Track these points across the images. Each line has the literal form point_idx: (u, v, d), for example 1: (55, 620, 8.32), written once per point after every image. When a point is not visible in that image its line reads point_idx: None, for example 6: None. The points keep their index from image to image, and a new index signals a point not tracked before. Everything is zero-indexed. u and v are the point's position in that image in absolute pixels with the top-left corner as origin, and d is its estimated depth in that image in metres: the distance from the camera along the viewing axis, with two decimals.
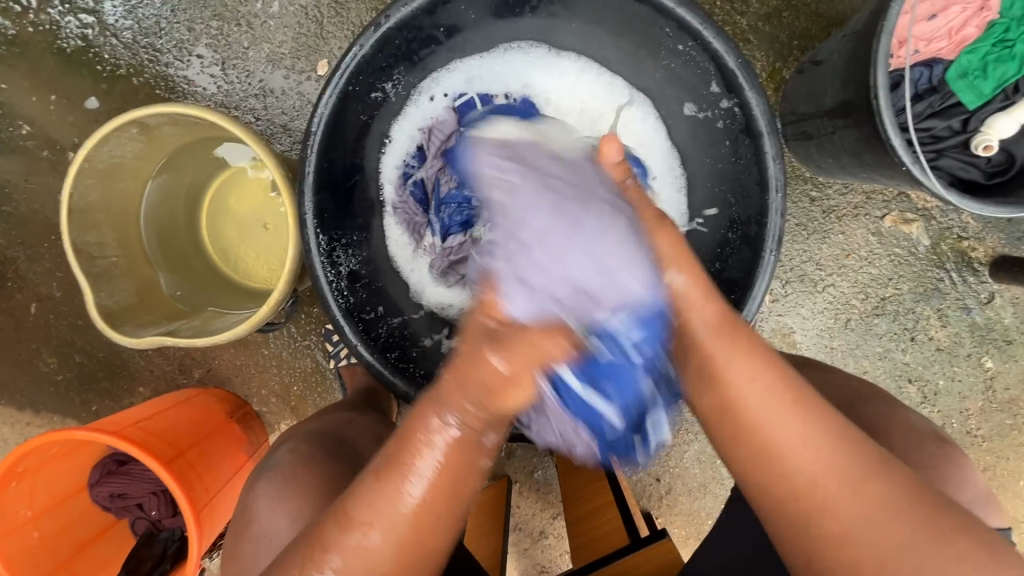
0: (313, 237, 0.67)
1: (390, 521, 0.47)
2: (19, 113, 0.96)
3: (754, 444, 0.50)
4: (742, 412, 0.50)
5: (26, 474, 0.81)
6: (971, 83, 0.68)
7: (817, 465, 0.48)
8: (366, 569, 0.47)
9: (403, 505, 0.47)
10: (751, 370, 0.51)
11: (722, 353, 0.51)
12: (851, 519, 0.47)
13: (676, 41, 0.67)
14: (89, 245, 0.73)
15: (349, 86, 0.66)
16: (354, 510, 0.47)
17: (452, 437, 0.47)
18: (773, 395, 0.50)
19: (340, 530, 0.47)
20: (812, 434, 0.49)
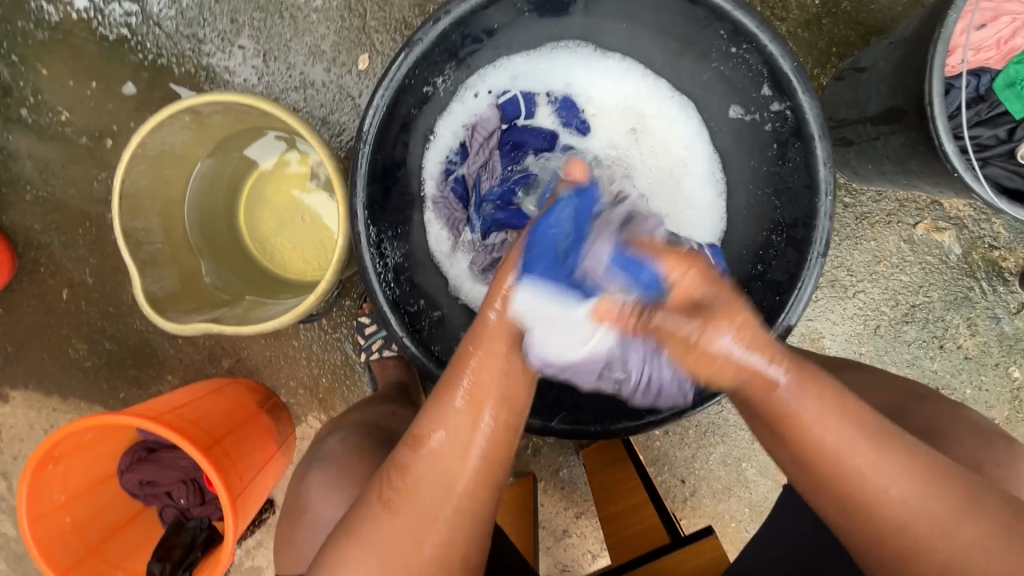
0: (364, 228, 0.67)
1: (456, 429, 0.52)
2: (59, 99, 0.97)
3: (841, 490, 0.49)
4: (825, 461, 0.49)
5: (61, 458, 0.81)
6: (1019, 93, 0.68)
7: (903, 496, 0.47)
8: (440, 474, 0.51)
9: (464, 412, 0.52)
10: (830, 415, 0.49)
11: (799, 407, 0.49)
12: (956, 555, 0.45)
13: (729, 44, 0.67)
14: (136, 231, 0.74)
15: (405, 79, 0.67)
16: (419, 428, 0.53)
17: (497, 331, 0.52)
18: (850, 432, 0.49)
19: (408, 443, 0.53)
20: (890, 469, 0.48)
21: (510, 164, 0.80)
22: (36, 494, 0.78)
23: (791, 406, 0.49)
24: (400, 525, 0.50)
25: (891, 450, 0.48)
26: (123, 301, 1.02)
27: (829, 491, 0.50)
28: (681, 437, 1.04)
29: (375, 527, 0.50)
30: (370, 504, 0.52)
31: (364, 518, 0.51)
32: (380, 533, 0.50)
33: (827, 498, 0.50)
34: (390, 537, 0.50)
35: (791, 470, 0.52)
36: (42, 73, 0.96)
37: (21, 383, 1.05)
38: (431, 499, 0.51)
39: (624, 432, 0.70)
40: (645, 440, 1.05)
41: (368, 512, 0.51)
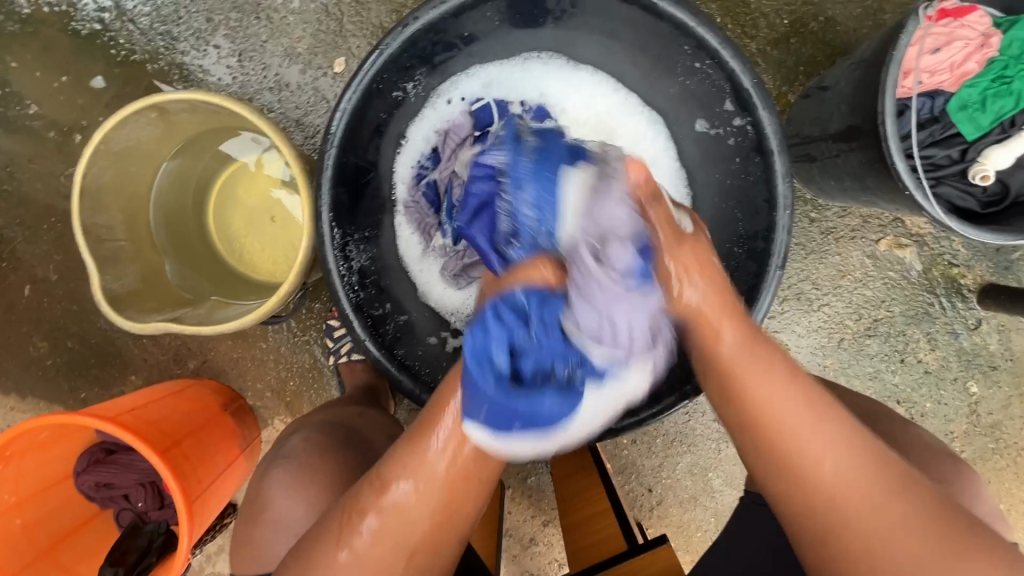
0: (329, 230, 0.67)
1: (426, 479, 0.54)
2: (28, 93, 0.95)
3: (778, 458, 0.53)
4: (764, 425, 0.54)
5: (12, 458, 0.79)
6: (970, 115, 0.71)
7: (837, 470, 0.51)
8: (402, 523, 0.53)
9: (435, 461, 0.54)
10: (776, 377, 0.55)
11: (745, 363, 0.55)
12: (875, 536, 0.48)
13: (693, 59, 0.69)
14: (98, 227, 0.73)
15: (373, 83, 0.67)
16: (388, 471, 0.54)
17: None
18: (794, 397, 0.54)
19: (375, 489, 0.54)
20: (826, 437, 0.52)
21: None
22: None
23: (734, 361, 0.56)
24: (357, 571, 0.53)
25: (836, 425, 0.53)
26: (87, 299, 1.00)
27: (768, 464, 0.54)
28: (649, 446, 1.05)
29: (334, 566, 0.52)
30: (329, 545, 0.53)
31: (327, 555, 0.53)
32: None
33: (766, 472, 0.54)
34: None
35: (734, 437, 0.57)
36: (11, 66, 0.95)
37: None
38: (391, 549, 0.53)
39: None
40: (613, 448, 1.05)
41: (324, 547, 0.53)
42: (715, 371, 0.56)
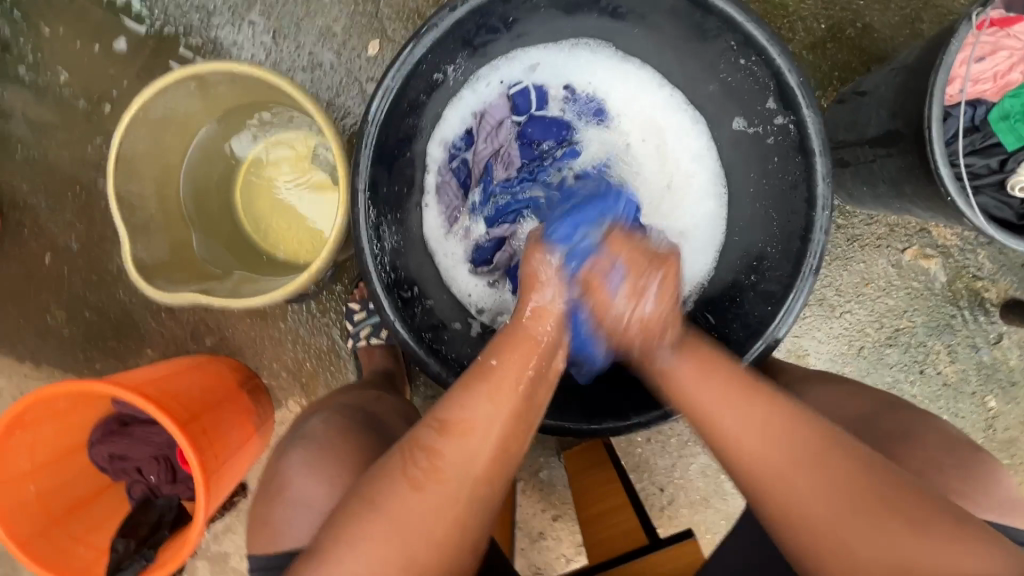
0: (363, 209, 0.67)
1: (481, 415, 0.56)
2: (58, 60, 0.95)
3: (717, 445, 0.58)
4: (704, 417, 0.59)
5: (30, 424, 0.79)
6: (1012, 126, 0.71)
7: (782, 461, 0.54)
8: (465, 456, 0.55)
9: (494, 393, 0.57)
10: (714, 383, 0.59)
11: (681, 369, 0.62)
12: (814, 510, 0.52)
13: (738, 55, 0.68)
14: (130, 196, 0.72)
15: (417, 62, 0.67)
16: (444, 413, 0.56)
17: (533, 322, 0.63)
18: (738, 399, 0.58)
19: (430, 429, 0.56)
20: (762, 430, 0.56)
21: (526, 158, 0.82)
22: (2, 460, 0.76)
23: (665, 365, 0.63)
24: (427, 503, 0.53)
25: (774, 418, 0.56)
26: (108, 271, 1.00)
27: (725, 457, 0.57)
28: (663, 445, 1.05)
29: (402, 504, 0.53)
30: (395, 480, 0.54)
31: (392, 498, 0.53)
32: (398, 515, 0.52)
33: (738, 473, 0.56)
34: (416, 513, 0.52)
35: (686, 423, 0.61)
36: (44, 33, 0.94)
37: None
38: (458, 482, 0.54)
39: (612, 431, 0.71)
40: (627, 446, 1.05)
41: (389, 483, 0.54)
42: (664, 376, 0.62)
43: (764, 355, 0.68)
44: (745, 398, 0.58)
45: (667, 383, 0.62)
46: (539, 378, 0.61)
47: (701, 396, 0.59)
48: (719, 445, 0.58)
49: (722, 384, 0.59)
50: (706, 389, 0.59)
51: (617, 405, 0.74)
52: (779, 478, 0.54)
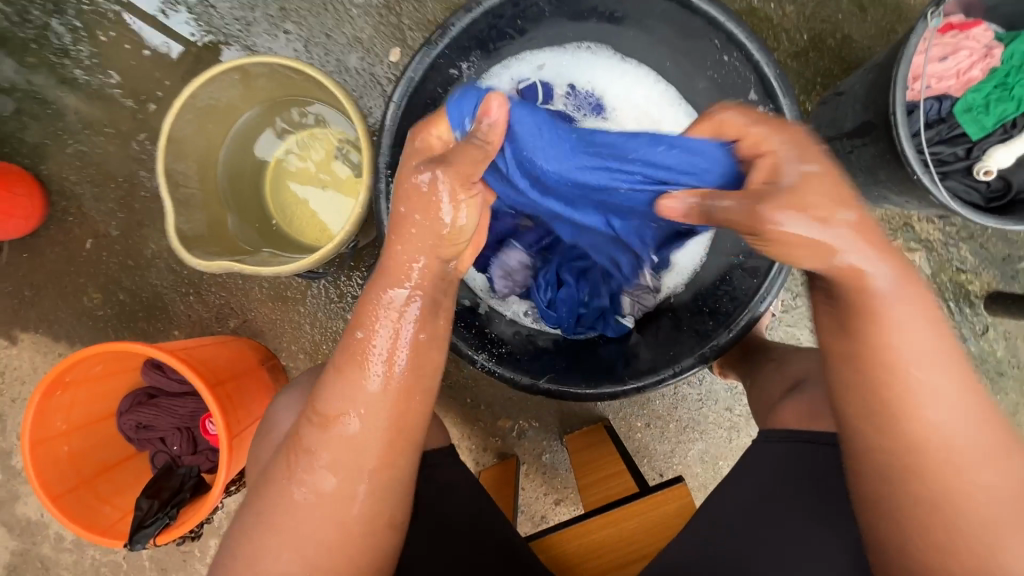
0: (385, 185, 0.74)
1: (361, 405, 0.54)
2: (111, 65, 1.05)
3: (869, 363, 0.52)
4: (873, 321, 0.51)
5: (70, 386, 0.84)
6: (975, 117, 0.77)
7: (936, 401, 0.51)
8: (358, 446, 0.55)
9: (372, 381, 0.54)
10: (930, 334, 0.51)
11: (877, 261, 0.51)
12: (947, 455, 0.52)
13: (722, 52, 0.76)
14: (177, 173, 0.80)
15: (438, 56, 0.75)
16: (324, 407, 0.55)
17: (394, 304, 0.54)
18: (945, 365, 0.52)
19: (316, 418, 0.55)
20: (960, 406, 0.52)
21: None
22: (42, 418, 0.82)
23: (883, 297, 0.51)
24: (320, 511, 0.55)
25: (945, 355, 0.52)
26: (143, 256, 1.07)
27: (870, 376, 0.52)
28: (662, 431, 1.08)
29: (297, 513, 0.55)
30: (285, 486, 0.56)
31: (288, 492, 0.55)
32: (298, 505, 0.55)
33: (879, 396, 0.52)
34: (316, 520, 0.55)
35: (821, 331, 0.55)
36: (99, 39, 1.05)
37: (31, 326, 1.09)
38: (359, 468, 0.55)
39: (610, 396, 0.77)
40: (627, 431, 1.09)
41: (281, 489, 0.56)
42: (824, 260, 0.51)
43: (749, 327, 0.76)
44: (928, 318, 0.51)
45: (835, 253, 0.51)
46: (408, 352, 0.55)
47: (915, 343, 0.51)
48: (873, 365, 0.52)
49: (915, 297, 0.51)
50: (911, 341, 0.51)
51: (614, 372, 0.81)
52: (932, 417, 0.52)
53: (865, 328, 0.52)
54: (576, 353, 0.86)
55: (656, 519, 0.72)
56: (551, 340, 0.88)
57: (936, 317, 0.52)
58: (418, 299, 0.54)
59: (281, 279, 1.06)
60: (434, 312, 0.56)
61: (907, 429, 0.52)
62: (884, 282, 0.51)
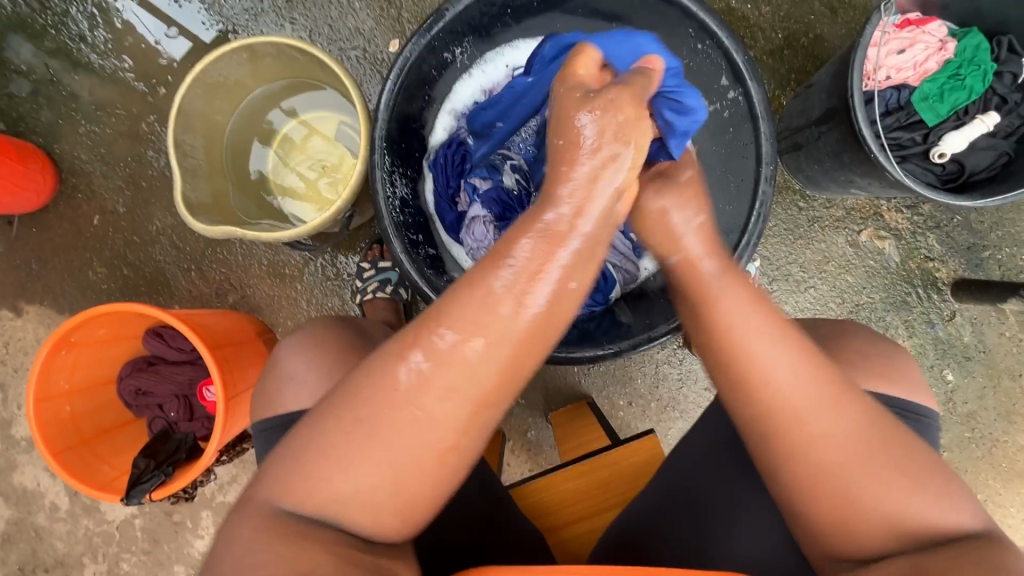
0: (380, 155, 0.79)
1: (490, 325, 0.47)
2: (125, 50, 1.11)
3: (744, 392, 0.54)
4: (728, 346, 0.54)
5: (75, 346, 0.88)
6: (931, 105, 0.83)
7: (809, 414, 0.53)
8: (463, 380, 0.48)
9: (503, 298, 0.47)
10: (755, 315, 0.54)
11: (723, 289, 0.55)
12: (837, 471, 0.52)
13: (696, 41, 0.82)
14: (185, 144, 0.86)
15: (435, 38, 0.80)
16: (446, 314, 0.48)
17: (550, 232, 0.48)
18: (772, 331, 0.53)
19: (435, 338, 0.48)
20: (797, 366, 0.53)
21: None
22: (47, 375, 0.86)
23: (712, 286, 0.56)
24: (419, 437, 0.49)
25: (808, 369, 0.53)
26: (148, 232, 1.12)
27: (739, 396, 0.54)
28: (643, 410, 1.12)
29: (397, 435, 0.49)
30: (387, 398, 0.49)
31: (389, 419, 0.49)
32: (387, 431, 0.49)
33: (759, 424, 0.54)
34: (417, 443, 0.49)
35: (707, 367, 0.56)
36: (115, 26, 1.11)
37: (37, 299, 1.13)
38: (458, 405, 0.48)
39: (587, 360, 0.81)
40: (609, 410, 1.13)
41: (378, 401, 0.49)
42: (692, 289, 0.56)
43: None
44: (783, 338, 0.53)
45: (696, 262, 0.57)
46: (567, 286, 0.49)
47: (744, 321, 0.53)
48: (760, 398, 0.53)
49: (755, 306, 0.54)
50: (745, 317, 0.54)
51: (593, 342, 0.85)
52: (795, 445, 0.53)
53: (708, 313, 0.55)
54: None
55: (631, 466, 0.80)
56: None
57: (755, 295, 0.55)
58: (581, 241, 0.49)
59: (279, 257, 1.11)
60: (591, 259, 0.50)
61: (761, 400, 0.53)
62: (710, 270, 0.57)
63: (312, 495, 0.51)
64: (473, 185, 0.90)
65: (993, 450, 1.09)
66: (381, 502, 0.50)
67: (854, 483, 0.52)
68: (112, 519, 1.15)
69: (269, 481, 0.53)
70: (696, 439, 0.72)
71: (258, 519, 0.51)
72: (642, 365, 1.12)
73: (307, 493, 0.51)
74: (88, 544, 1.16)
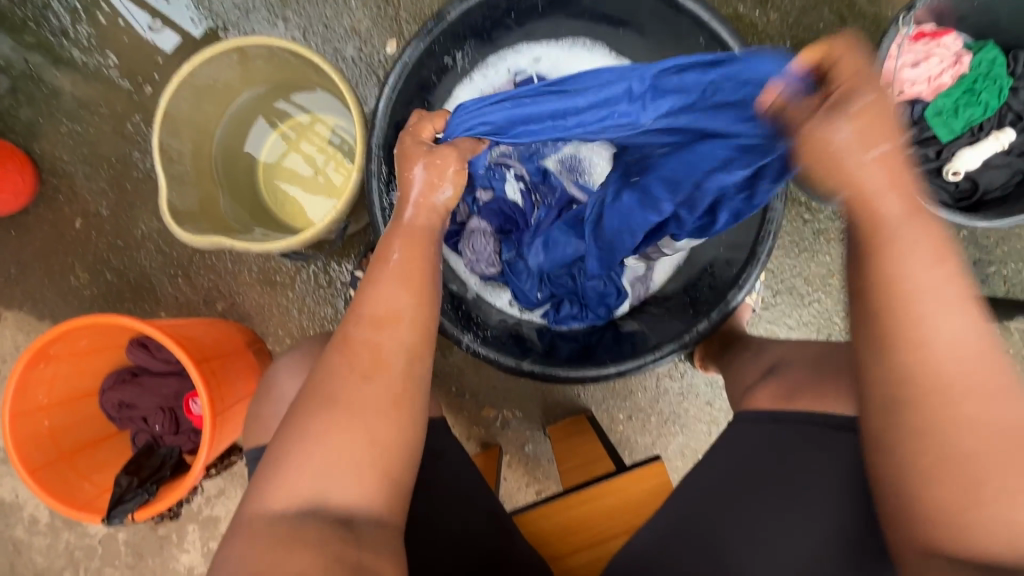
0: (377, 165, 0.76)
1: (388, 293, 0.54)
2: (109, 46, 1.06)
3: (889, 352, 0.44)
4: (897, 298, 0.44)
5: (54, 359, 0.84)
6: (945, 121, 0.82)
7: (967, 384, 0.42)
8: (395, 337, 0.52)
9: (393, 272, 0.55)
10: (938, 266, 0.43)
11: (904, 240, 0.44)
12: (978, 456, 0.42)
13: (707, 50, 0.79)
14: (171, 148, 0.82)
15: (434, 43, 0.77)
16: (359, 299, 0.54)
17: (412, 228, 0.59)
18: (954, 294, 0.43)
19: (358, 320, 0.53)
20: (974, 332, 0.43)
21: None
22: (24, 390, 0.82)
23: (891, 229, 0.45)
24: (372, 392, 0.50)
25: (968, 329, 0.43)
26: (133, 236, 1.08)
27: (881, 354, 0.45)
28: (643, 424, 1.10)
29: (352, 396, 0.50)
30: (341, 374, 0.51)
31: (344, 387, 0.50)
32: (348, 398, 0.50)
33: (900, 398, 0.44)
34: (370, 398, 0.50)
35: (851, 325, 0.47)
36: (99, 21, 1.06)
37: (16, 304, 1.09)
38: (398, 361, 0.52)
39: (592, 377, 0.78)
40: (609, 424, 1.10)
41: (334, 381, 0.51)
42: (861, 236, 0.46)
43: (722, 322, 0.79)
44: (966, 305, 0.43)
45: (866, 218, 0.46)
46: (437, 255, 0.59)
47: (921, 273, 0.43)
48: (915, 367, 0.43)
49: (948, 272, 0.43)
50: (930, 280, 0.43)
51: (596, 359, 0.83)
52: (938, 424, 0.42)
53: (870, 256, 0.45)
54: (557, 340, 0.89)
55: (638, 493, 0.79)
56: (535, 328, 0.90)
57: (943, 249, 0.44)
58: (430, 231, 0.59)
59: (271, 263, 1.07)
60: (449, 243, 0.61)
61: (912, 365, 0.43)
62: (892, 210, 0.45)
63: (288, 498, 0.48)
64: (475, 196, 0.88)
65: None
66: (342, 481, 0.49)
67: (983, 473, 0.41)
68: (94, 533, 1.11)
69: (248, 503, 0.49)
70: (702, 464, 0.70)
71: (245, 540, 0.47)
72: (642, 379, 1.09)
73: (290, 483, 0.48)
74: (69, 558, 1.11)
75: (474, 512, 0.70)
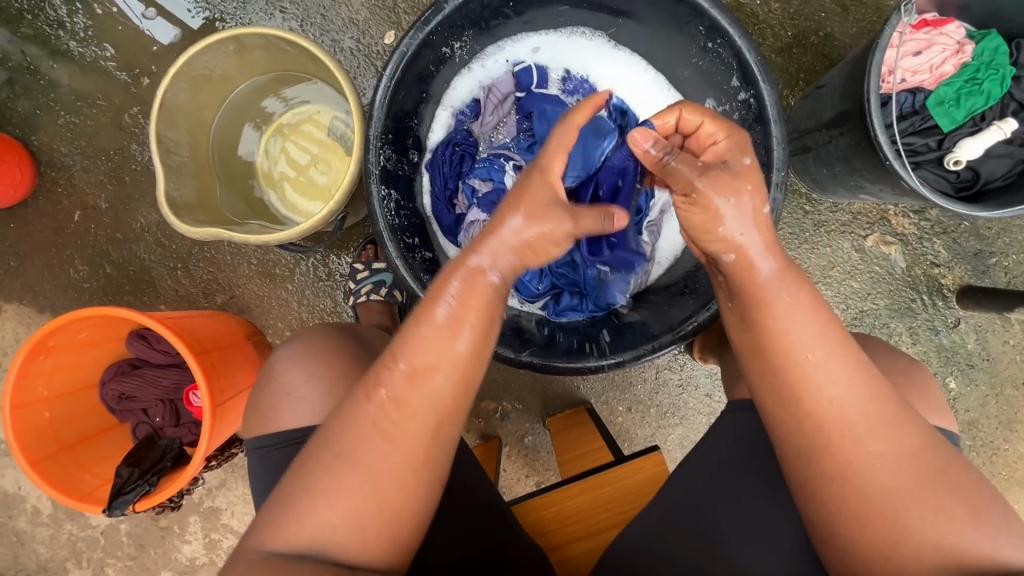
0: (374, 156, 0.75)
1: (433, 358, 0.50)
2: (106, 38, 1.06)
3: (793, 402, 0.52)
4: (792, 362, 0.51)
5: (54, 351, 0.84)
6: (946, 110, 0.81)
7: (854, 423, 0.50)
8: (431, 402, 0.51)
9: (446, 337, 0.51)
10: (812, 322, 0.51)
11: (784, 300, 0.51)
12: (882, 488, 0.50)
13: (707, 39, 0.78)
14: (168, 140, 0.82)
15: (432, 32, 0.76)
16: (397, 352, 0.51)
17: (475, 274, 0.52)
18: (828, 341, 0.51)
19: (394, 372, 0.51)
20: (847, 379, 0.51)
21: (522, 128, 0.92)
22: (24, 382, 0.82)
23: (768, 288, 0.51)
24: (392, 457, 0.50)
25: (854, 381, 0.51)
26: (132, 228, 1.08)
27: (798, 407, 0.52)
28: (642, 416, 1.10)
29: (370, 459, 0.50)
30: (363, 432, 0.50)
31: (360, 445, 0.50)
32: (366, 462, 0.50)
33: (819, 443, 0.51)
34: (387, 466, 0.50)
35: (752, 370, 0.54)
36: (95, 12, 1.05)
37: (16, 297, 1.09)
38: (421, 426, 0.51)
39: (591, 369, 0.78)
40: (608, 416, 1.10)
41: (356, 436, 0.50)
42: (749, 297, 0.52)
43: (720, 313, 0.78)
44: (843, 353, 0.51)
45: (744, 284, 0.53)
46: (501, 312, 0.53)
47: (801, 331, 0.51)
48: (807, 407, 0.51)
49: (825, 326, 0.51)
50: (806, 332, 0.51)
51: (596, 350, 0.82)
52: (846, 461, 0.50)
53: (759, 322, 0.52)
54: (557, 332, 0.89)
55: (637, 482, 0.80)
56: (534, 320, 0.91)
57: (815, 302, 0.52)
58: (500, 274, 0.52)
59: (269, 256, 1.07)
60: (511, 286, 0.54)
61: (809, 412, 0.51)
62: (768, 270, 0.52)
63: (294, 536, 0.49)
64: (472, 187, 0.88)
65: (994, 458, 1.08)
66: (349, 535, 0.49)
67: (888, 497, 0.49)
68: (96, 524, 1.12)
69: (256, 527, 0.51)
70: (701, 457, 0.70)
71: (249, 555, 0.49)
72: (642, 371, 1.09)
73: (297, 528, 0.49)
74: (72, 549, 1.12)
75: (474, 501, 0.71)
